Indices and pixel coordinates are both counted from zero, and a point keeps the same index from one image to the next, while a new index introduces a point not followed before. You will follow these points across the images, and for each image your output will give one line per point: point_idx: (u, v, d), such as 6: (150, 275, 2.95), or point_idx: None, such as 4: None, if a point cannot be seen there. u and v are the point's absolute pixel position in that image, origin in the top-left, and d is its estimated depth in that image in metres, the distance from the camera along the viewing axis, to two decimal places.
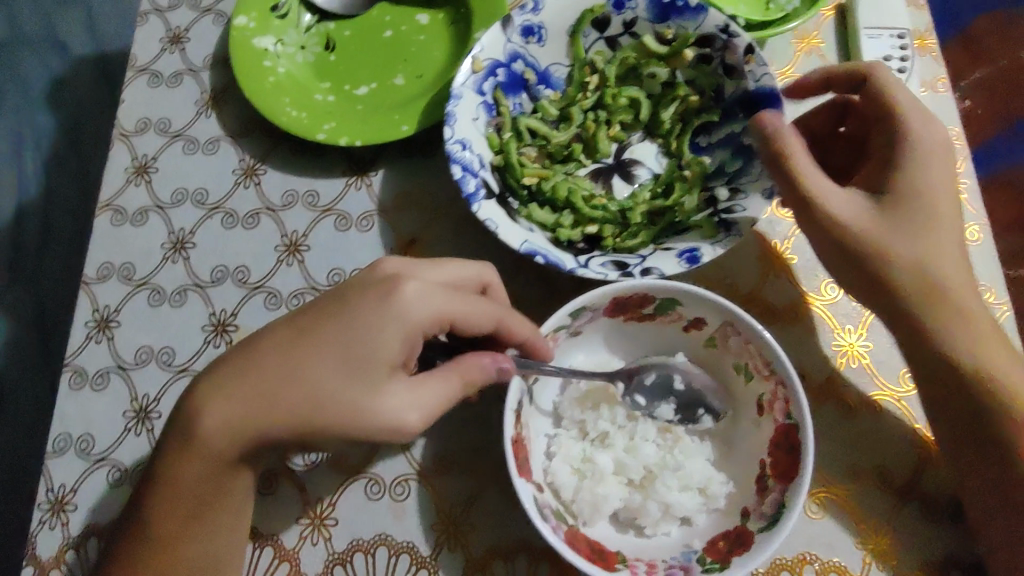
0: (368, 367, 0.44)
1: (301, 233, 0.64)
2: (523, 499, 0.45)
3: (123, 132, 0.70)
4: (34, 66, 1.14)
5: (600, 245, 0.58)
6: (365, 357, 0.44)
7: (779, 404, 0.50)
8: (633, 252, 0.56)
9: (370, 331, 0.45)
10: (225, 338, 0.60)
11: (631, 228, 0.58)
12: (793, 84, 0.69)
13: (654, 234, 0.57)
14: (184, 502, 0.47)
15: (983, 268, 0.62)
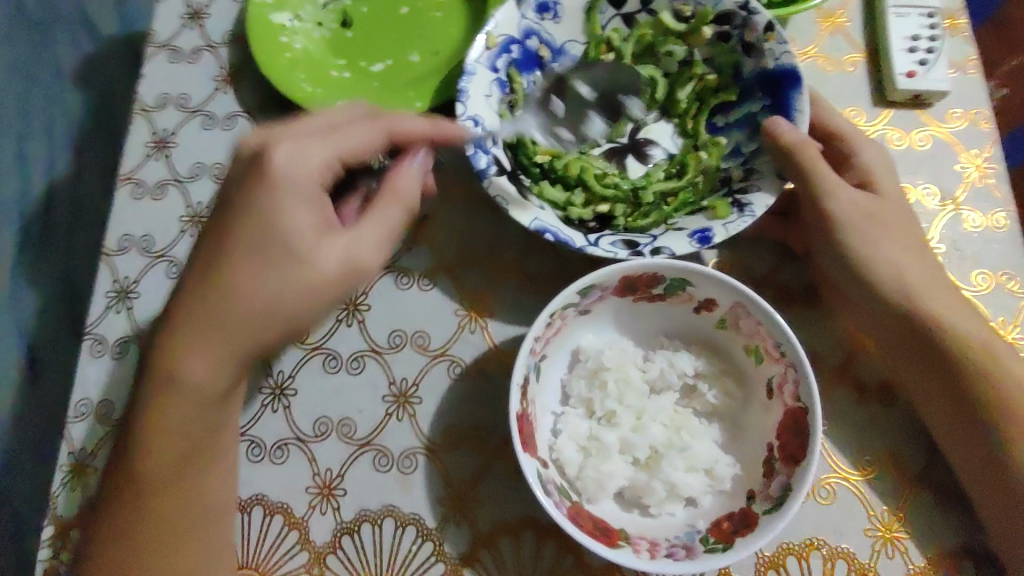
0: (299, 229, 0.46)
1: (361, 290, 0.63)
2: (526, 473, 0.46)
3: (143, 107, 0.71)
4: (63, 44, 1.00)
5: (611, 224, 0.57)
6: (298, 225, 0.46)
7: (789, 386, 0.49)
8: (645, 231, 0.56)
9: (277, 202, 0.46)
10: (281, 404, 0.59)
11: (642, 207, 0.58)
12: (816, 63, 0.67)
13: (667, 214, 0.57)
14: (176, 441, 0.47)
15: (1008, 256, 0.60)
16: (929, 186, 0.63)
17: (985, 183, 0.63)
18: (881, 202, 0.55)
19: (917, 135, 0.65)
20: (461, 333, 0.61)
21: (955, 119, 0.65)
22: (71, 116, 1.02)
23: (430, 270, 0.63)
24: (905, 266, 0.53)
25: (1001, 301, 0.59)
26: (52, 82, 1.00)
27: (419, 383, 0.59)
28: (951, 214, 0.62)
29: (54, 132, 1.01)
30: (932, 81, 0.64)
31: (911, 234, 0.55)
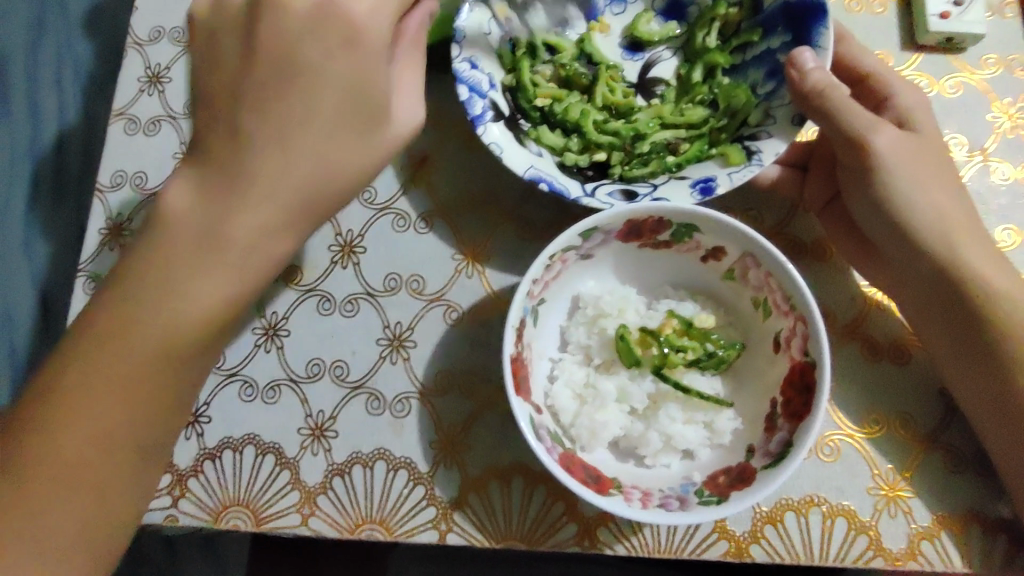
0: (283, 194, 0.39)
1: (356, 232, 0.61)
2: (518, 416, 0.44)
3: (136, 41, 0.68)
4: None
5: (608, 172, 0.55)
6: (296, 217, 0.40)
7: (798, 341, 0.46)
8: (644, 180, 0.53)
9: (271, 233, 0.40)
10: (276, 344, 0.58)
11: (640, 156, 0.55)
12: (843, 3, 0.63)
13: (670, 162, 0.54)
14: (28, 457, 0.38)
15: None
16: (957, 136, 0.59)
17: (1018, 133, 0.59)
18: (917, 144, 0.51)
19: (947, 82, 0.61)
20: (458, 278, 0.59)
21: (989, 65, 0.61)
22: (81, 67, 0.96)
23: (427, 214, 0.61)
24: (942, 212, 0.49)
25: None
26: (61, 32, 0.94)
27: (414, 327, 0.58)
28: (978, 165, 0.58)
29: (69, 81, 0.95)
30: (967, 23, 0.60)
31: (947, 177, 0.51)
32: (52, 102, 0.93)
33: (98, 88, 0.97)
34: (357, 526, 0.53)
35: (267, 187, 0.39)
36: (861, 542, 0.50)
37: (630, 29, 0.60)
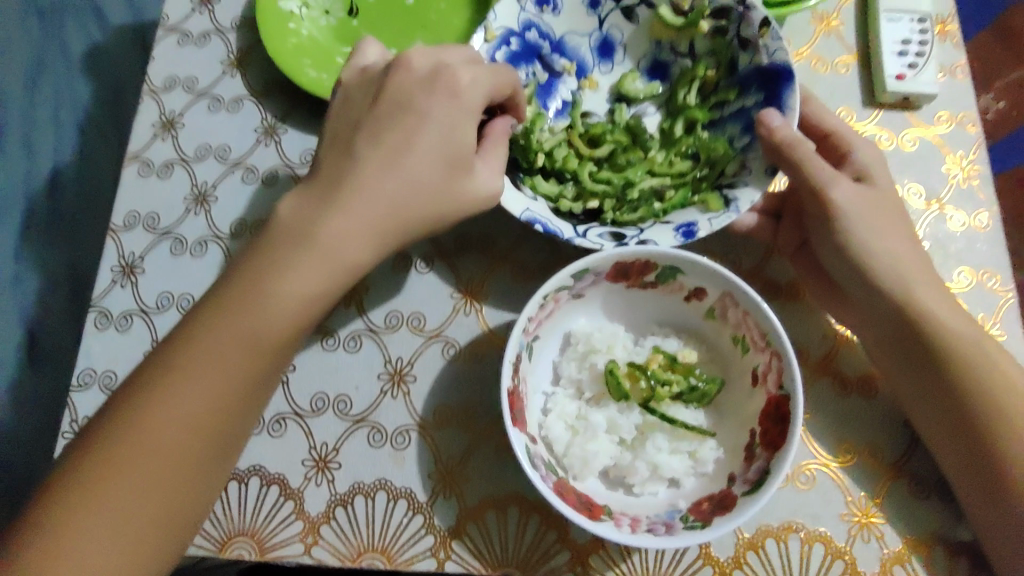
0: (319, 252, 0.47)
1: None
2: (515, 447, 0.47)
3: (152, 89, 0.73)
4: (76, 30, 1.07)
5: (600, 217, 0.59)
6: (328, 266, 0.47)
7: (773, 375, 0.50)
8: (634, 224, 0.58)
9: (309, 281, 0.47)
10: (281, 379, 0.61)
11: (632, 202, 0.59)
12: (810, 64, 0.69)
13: (657, 209, 0.58)
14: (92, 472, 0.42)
15: (991, 255, 0.62)
16: (915, 186, 0.65)
17: (970, 184, 0.65)
18: (874, 196, 0.56)
19: (905, 136, 0.66)
20: (456, 315, 0.63)
21: (942, 121, 0.67)
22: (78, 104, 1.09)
23: (426, 255, 0.65)
24: (898, 258, 0.54)
25: (980, 298, 0.60)
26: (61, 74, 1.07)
27: (414, 362, 0.61)
28: (934, 213, 0.63)
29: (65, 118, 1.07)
30: (921, 84, 0.66)
31: (904, 226, 0.56)
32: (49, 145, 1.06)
33: (89, 129, 1.12)
34: (358, 554, 0.55)
35: (295, 239, 0.47)
36: (836, 566, 0.53)
37: (618, 86, 0.66)
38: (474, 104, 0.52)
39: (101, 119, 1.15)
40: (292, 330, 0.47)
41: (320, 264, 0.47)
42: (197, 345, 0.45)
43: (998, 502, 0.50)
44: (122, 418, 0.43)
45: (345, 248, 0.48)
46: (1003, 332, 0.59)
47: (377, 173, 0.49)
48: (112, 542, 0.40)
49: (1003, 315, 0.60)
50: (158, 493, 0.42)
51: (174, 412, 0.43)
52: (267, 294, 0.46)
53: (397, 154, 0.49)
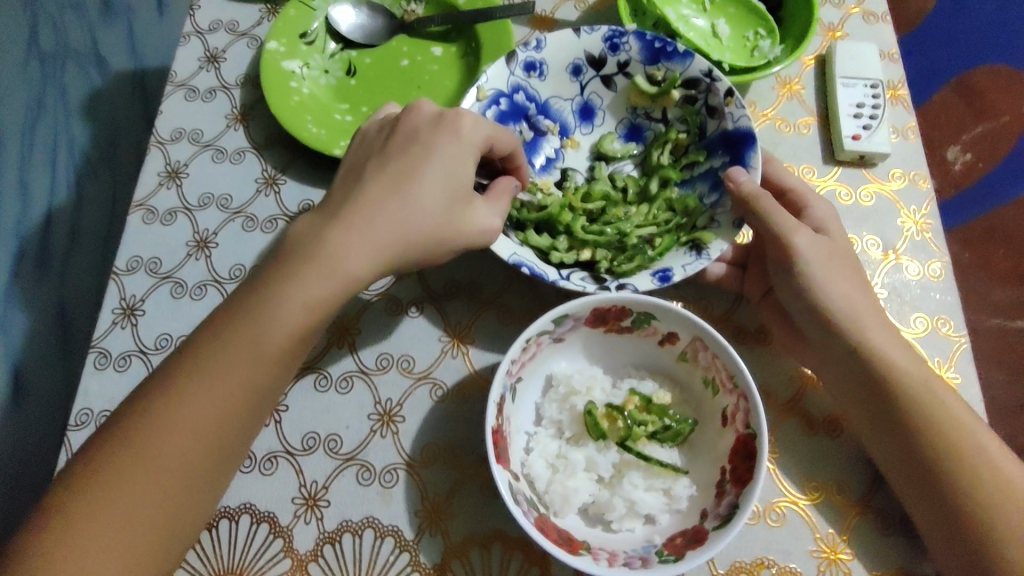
0: (321, 270, 0.50)
1: (352, 315, 0.68)
2: (498, 483, 0.50)
3: (159, 140, 0.77)
4: (76, 78, 1.29)
5: (593, 268, 0.63)
6: (328, 284, 0.50)
7: (741, 415, 0.53)
8: (629, 276, 0.60)
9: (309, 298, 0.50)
10: (274, 418, 0.63)
11: (626, 252, 0.63)
12: (774, 125, 0.75)
13: (650, 258, 0.62)
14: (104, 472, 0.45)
15: (945, 303, 0.66)
16: (873, 238, 0.69)
17: (923, 237, 0.70)
18: (830, 251, 0.60)
19: (863, 192, 0.72)
20: (443, 357, 0.66)
21: (896, 179, 0.73)
22: (75, 149, 1.28)
23: (416, 300, 0.69)
24: (855, 307, 0.58)
25: (936, 343, 0.65)
26: (58, 118, 1.26)
27: (403, 403, 0.64)
28: (891, 263, 0.68)
29: (62, 162, 1.26)
30: (875, 144, 0.72)
31: (858, 279, 0.60)
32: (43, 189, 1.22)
33: (87, 172, 1.30)
34: None
35: (299, 258, 0.51)
36: None
37: (597, 146, 0.71)
38: (470, 145, 0.56)
39: (95, 160, 1.31)
40: (286, 353, 0.50)
41: (316, 290, 0.50)
42: (207, 358, 0.48)
43: (956, 536, 0.52)
44: (136, 423, 0.47)
45: (345, 266, 0.50)
46: (957, 375, 0.63)
47: (377, 201, 0.52)
48: (112, 548, 0.44)
49: (957, 359, 0.64)
50: (151, 505, 0.45)
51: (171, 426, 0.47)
52: (266, 317, 0.49)
53: (392, 192, 0.53)
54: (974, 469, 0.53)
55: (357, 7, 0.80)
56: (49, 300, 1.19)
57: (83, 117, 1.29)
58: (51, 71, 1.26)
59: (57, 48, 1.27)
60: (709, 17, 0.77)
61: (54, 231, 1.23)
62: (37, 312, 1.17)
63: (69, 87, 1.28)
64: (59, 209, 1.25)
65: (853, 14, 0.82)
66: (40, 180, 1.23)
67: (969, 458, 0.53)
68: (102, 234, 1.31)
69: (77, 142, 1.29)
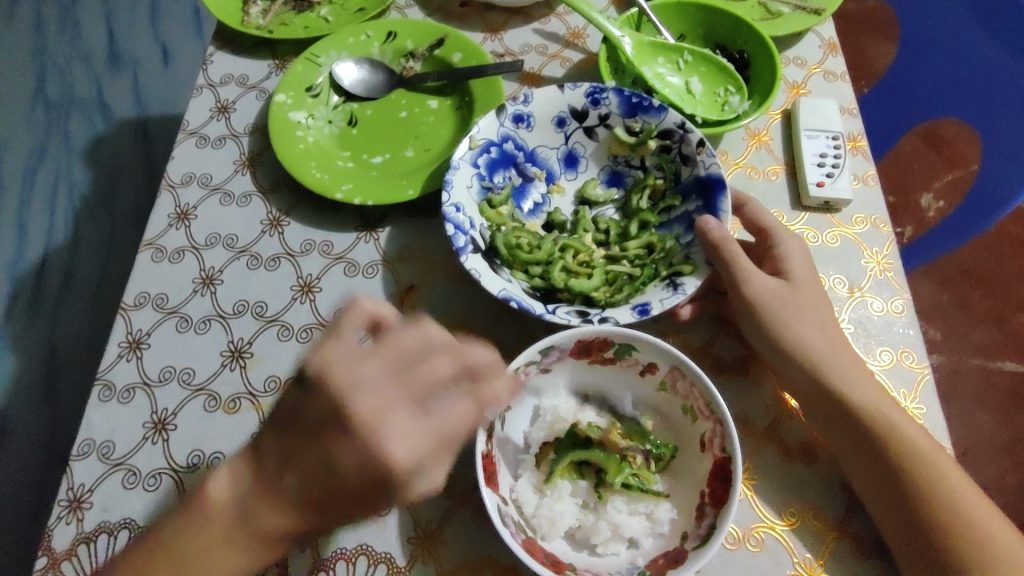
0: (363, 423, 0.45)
1: None
2: (488, 505, 0.53)
3: (169, 184, 0.81)
4: (80, 124, 1.43)
5: (591, 304, 0.66)
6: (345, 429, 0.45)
7: (717, 440, 0.57)
8: (620, 305, 0.65)
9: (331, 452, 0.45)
10: None
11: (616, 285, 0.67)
12: (745, 173, 0.81)
13: (636, 290, 0.66)
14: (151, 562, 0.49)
15: (907, 337, 0.71)
16: (839, 277, 0.74)
17: (885, 275, 0.75)
18: (794, 288, 0.65)
19: (828, 234, 0.77)
20: None
21: (859, 222, 0.78)
22: (75, 189, 1.38)
23: None
24: (813, 341, 0.63)
25: (901, 375, 0.69)
26: (63, 164, 1.39)
27: None
28: (856, 300, 0.73)
29: (61, 205, 1.36)
30: (837, 190, 0.78)
31: (822, 315, 0.64)
32: (42, 230, 1.34)
33: (86, 216, 1.36)
34: None
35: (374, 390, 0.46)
36: None
37: (581, 191, 0.76)
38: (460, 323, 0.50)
39: (96, 203, 1.37)
40: (322, 523, 0.47)
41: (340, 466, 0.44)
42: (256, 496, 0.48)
43: (922, 555, 0.55)
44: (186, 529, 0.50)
45: (363, 417, 0.45)
46: (922, 405, 0.67)
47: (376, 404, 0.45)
48: None
49: (921, 390, 0.68)
50: None
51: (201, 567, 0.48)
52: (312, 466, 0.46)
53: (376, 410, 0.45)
54: (934, 490, 0.56)
55: (359, 64, 0.86)
56: (40, 341, 1.24)
57: (85, 163, 1.40)
58: (55, 120, 1.43)
59: (59, 97, 1.45)
60: (683, 75, 0.83)
61: (49, 272, 1.31)
62: (28, 352, 1.23)
63: (72, 130, 1.42)
64: (56, 249, 1.33)
65: (814, 73, 0.89)
66: (40, 224, 1.34)
67: (932, 482, 0.57)
68: (95, 278, 1.31)
69: (77, 185, 1.39)
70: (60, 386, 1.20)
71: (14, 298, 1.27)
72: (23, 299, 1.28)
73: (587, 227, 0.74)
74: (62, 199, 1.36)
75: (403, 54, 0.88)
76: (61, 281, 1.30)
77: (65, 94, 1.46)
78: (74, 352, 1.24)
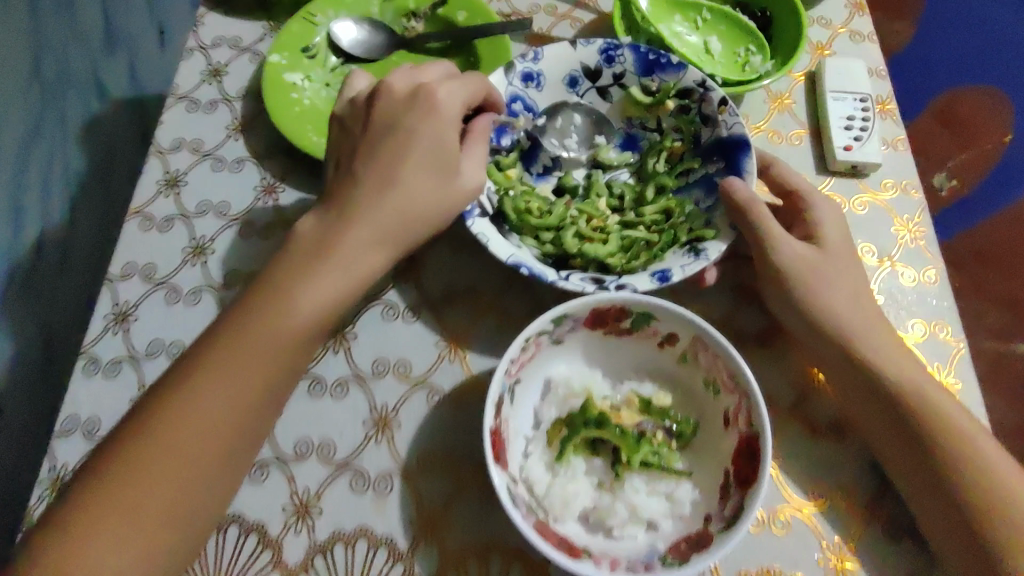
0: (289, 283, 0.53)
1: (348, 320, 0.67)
2: (496, 484, 0.49)
3: (158, 149, 0.77)
4: None
5: (607, 270, 0.62)
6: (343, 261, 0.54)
7: (743, 415, 0.52)
8: (638, 272, 0.61)
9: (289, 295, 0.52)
10: None
11: (633, 251, 0.63)
12: (767, 137, 0.77)
13: (655, 255, 0.62)
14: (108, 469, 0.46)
15: (942, 309, 0.66)
16: (869, 246, 0.70)
17: (917, 244, 0.70)
18: (825, 254, 0.60)
19: (856, 201, 0.72)
20: (441, 362, 0.65)
21: (888, 188, 0.73)
22: (71, 168, 1.32)
23: (414, 305, 0.68)
24: (845, 312, 0.58)
25: (935, 348, 0.64)
26: None
27: (399, 409, 0.62)
28: (887, 269, 0.69)
29: None
30: (866, 154, 0.73)
31: (854, 283, 0.60)
32: None
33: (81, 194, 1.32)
34: None
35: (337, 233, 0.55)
36: None
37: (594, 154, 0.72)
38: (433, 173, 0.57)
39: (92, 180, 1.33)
40: (246, 427, 0.51)
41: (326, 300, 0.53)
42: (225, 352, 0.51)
43: (962, 539, 0.51)
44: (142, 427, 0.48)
45: (303, 280, 0.53)
46: (958, 381, 0.63)
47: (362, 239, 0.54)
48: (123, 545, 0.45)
49: (957, 364, 0.64)
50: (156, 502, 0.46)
51: (139, 508, 0.46)
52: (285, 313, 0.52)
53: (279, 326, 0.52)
54: (979, 471, 0.52)
55: (358, 23, 0.82)
56: (34, 321, 1.20)
57: None
58: None
59: None
60: (701, 34, 0.78)
61: None
62: None
63: None
64: None
65: (840, 34, 0.84)
66: None
67: (976, 461, 0.53)
68: None
69: (73, 163, 1.33)
70: None
71: None
72: None
73: (601, 192, 0.69)
74: None
75: (405, 14, 0.84)
76: (57, 260, 1.27)
77: None
78: None
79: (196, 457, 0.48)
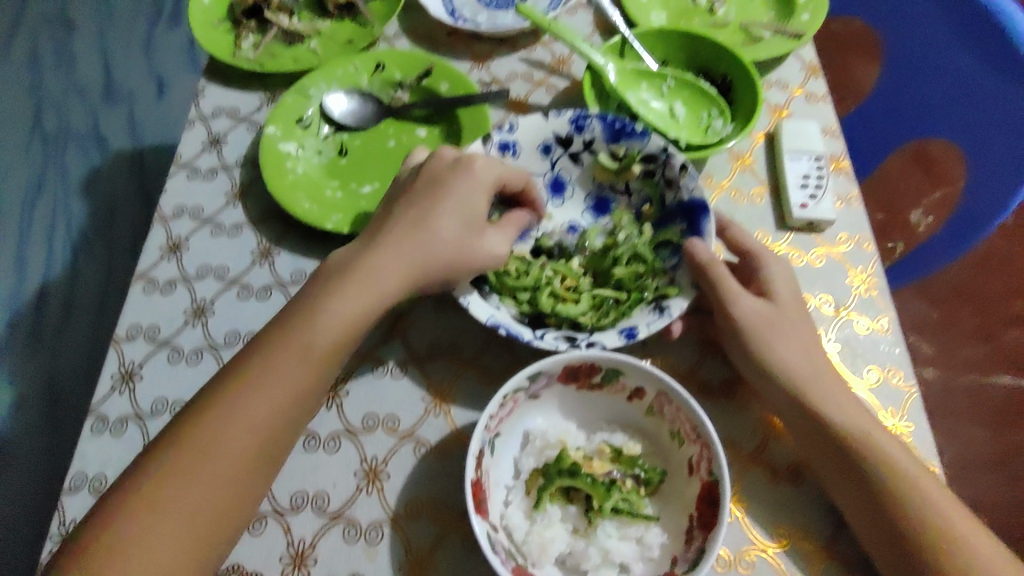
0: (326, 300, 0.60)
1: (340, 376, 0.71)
2: (477, 532, 0.53)
3: (161, 216, 0.82)
4: (77, 157, 1.45)
5: (580, 328, 0.67)
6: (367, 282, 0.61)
7: (704, 463, 0.57)
8: (608, 330, 0.67)
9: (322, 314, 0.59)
10: None
11: (603, 309, 0.69)
12: (730, 195, 0.83)
13: (623, 313, 0.68)
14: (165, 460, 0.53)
15: (894, 356, 0.72)
16: (825, 296, 0.75)
17: (870, 294, 0.76)
18: (778, 310, 0.66)
19: (813, 254, 0.78)
20: (426, 417, 0.69)
21: (843, 242, 0.79)
22: (74, 221, 1.39)
23: (402, 362, 0.73)
24: (797, 364, 0.64)
25: (888, 394, 0.69)
26: (60, 197, 1.41)
27: (388, 461, 0.67)
28: (842, 319, 0.74)
29: (58, 237, 1.37)
30: (821, 211, 0.79)
31: (806, 337, 0.65)
32: (41, 261, 1.35)
33: (84, 247, 1.37)
34: None
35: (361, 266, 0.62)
36: None
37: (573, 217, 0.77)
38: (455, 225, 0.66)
39: (93, 235, 1.38)
40: (283, 433, 0.57)
41: (352, 316, 0.60)
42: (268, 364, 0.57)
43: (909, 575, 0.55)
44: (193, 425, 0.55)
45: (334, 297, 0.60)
46: (910, 424, 0.68)
47: (381, 268, 0.62)
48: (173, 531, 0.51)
49: (909, 409, 0.68)
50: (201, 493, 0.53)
51: (192, 503, 0.52)
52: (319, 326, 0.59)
53: (310, 337, 0.58)
54: (923, 511, 0.57)
55: (348, 95, 0.88)
56: (40, 372, 1.25)
57: (82, 195, 1.42)
58: (53, 154, 1.45)
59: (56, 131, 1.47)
60: (666, 100, 0.85)
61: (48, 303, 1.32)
62: (27, 383, 1.24)
63: (70, 163, 1.44)
64: (54, 280, 1.34)
65: (796, 97, 0.91)
66: (39, 255, 1.36)
67: (922, 502, 0.57)
68: (95, 307, 1.32)
69: (76, 217, 1.40)
70: (59, 416, 1.21)
71: (14, 330, 1.28)
72: (23, 329, 1.28)
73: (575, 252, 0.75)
74: (60, 231, 1.38)
75: (390, 84, 0.90)
76: (61, 311, 1.31)
77: (63, 128, 1.48)
78: (73, 382, 1.24)
79: (241, 456, 0.54)
